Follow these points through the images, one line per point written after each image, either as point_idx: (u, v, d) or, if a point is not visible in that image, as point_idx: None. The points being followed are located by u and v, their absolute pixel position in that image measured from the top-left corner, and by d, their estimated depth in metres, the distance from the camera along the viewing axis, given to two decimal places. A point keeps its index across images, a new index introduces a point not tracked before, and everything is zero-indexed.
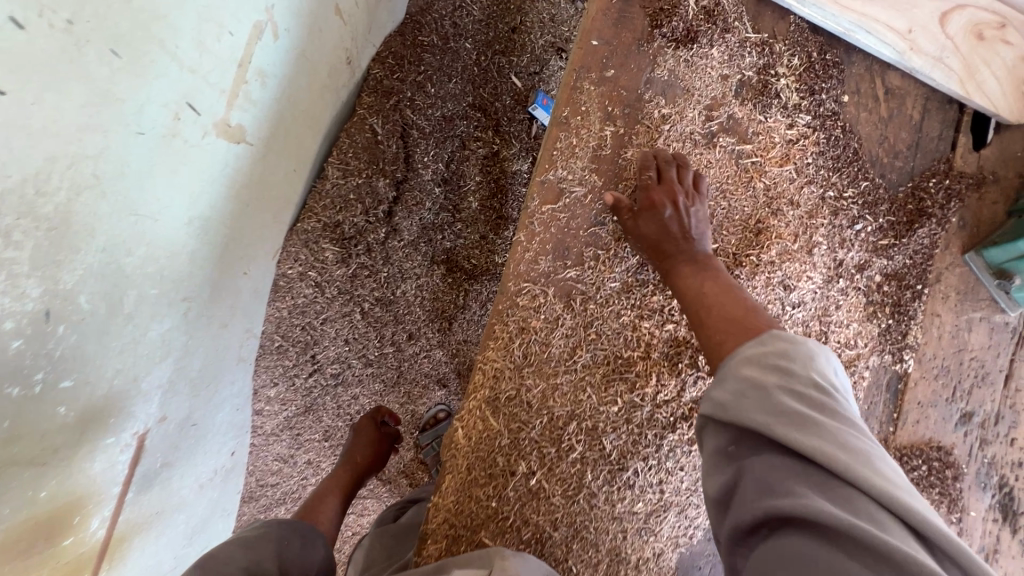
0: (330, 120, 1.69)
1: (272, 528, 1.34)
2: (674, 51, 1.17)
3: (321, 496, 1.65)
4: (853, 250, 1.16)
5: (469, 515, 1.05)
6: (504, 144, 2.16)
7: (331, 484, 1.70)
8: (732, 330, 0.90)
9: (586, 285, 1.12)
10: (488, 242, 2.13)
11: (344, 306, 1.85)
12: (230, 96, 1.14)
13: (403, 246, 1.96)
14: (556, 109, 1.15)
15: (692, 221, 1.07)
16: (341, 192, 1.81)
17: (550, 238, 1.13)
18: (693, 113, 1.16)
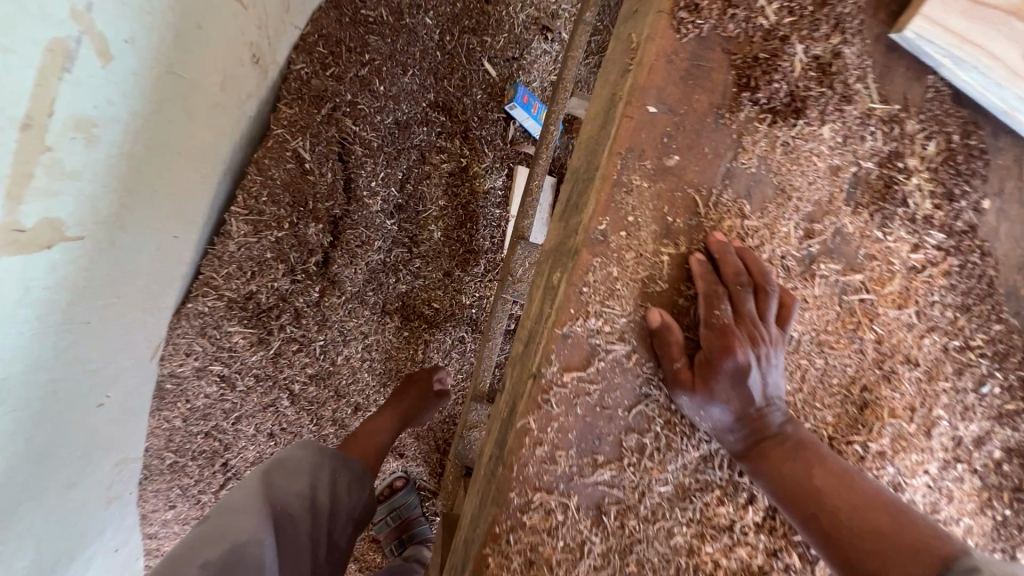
0: (233, 156, 1.18)
1: (304, 462, 1.08)
2: (769, 128, 0.76)
3: (365, 453, 1.21)
4: (976, 422, 0.85)
5: None
6: (475, 154, 1.66)
7: (380, 439, 1.26)
8: (890, 556, 0.58)
9: (625, 491, 0.75)
10: (454, 283, 1.69)
11: (266, 394, 1.37)
12: (13, 184, 0.63)
13: (346, 301, 1.49)
14: (589, 219, 0.73)
15: (772, 377, 0.70)
16: (254, 245, 1.31)
17: (574, 423, 0.74)
18: (789, 226, 0.78)
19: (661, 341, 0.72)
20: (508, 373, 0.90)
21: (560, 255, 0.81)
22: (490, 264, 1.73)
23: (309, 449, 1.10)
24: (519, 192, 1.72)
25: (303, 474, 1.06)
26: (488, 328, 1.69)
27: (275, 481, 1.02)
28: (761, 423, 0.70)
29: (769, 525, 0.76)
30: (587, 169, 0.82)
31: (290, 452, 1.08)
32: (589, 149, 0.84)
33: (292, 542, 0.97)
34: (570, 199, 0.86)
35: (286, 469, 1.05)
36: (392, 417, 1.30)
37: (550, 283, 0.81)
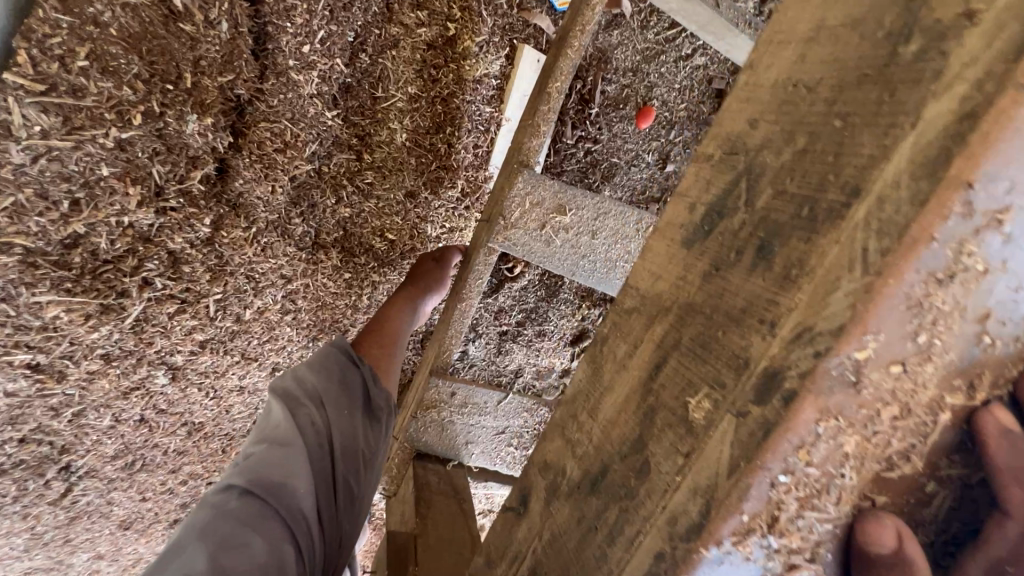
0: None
1: (320, 379, 0.82)
2: None
3: (385, 342, 1.03)
4: None
5: None
6: (467, 19, 1.10)
7: (400, 325, 1.07)
8: None
9: None
10: (418, 213, 1.21)
11: (129, 376, 0.95)
12: None
13: (263, 230, 1.02)
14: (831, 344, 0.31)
15: None
16: (72, 154, 0.74)
17: None
18: None
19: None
20: (538, 493, 0.53)
21: (704, 357, 0.39)
22: (469, 190, 1.24)
23: (327, 364, 0.85)
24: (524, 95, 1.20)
25: (322, 391, 0.81)
26: (459, 279, 1.23)
27: (292, 406, 0.77)
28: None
29: None
30: (801, 181, 0.37)
31: (299, 371, 0.82)
32: (812, 130, 0.38)
33: (325, 482, 0.75)
34: (734, 228, 0.41)
35: (300, 389, 0.80)
36: (409, 300, 1.11)
37: (671, 409, 0.40)
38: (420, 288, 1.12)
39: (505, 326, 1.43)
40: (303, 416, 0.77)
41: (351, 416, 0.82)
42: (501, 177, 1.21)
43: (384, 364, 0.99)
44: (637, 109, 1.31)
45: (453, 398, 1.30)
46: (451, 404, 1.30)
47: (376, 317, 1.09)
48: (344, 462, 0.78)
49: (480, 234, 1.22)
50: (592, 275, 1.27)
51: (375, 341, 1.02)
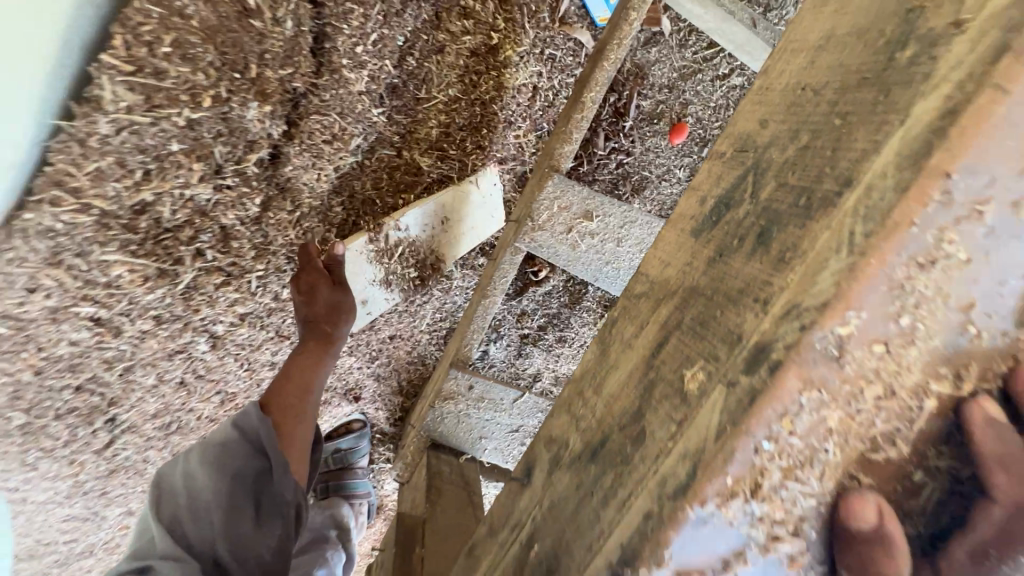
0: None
1: (210, 476, 0.70)
2: None
3: (287, 393, 0.83)
4: None
5: None
6: (509, 31, 1.15)
7: (311, 375, 0.87)
8: None
9: None
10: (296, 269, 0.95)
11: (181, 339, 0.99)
12: None
13: (306, 212, 1.05)
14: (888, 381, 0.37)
15: None
16: (150, 129, 0.80)
17: None
18: None
19: (866, 565, 0.37)
20: (541, 465, 0.56)
21: None
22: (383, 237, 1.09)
23: (221, 453, 0.72)
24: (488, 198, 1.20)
25: (212, 479, 0.69)
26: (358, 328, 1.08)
27: (174, 522, 0.68)
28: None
29: None
30: None
31: (189, 462, 0.72)
32: None
33: None
34: None
35: (186, 481, 0.71)
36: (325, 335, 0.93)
37: None
38: (339, 318, 0.94)
39: (528, 327, 1.42)
40: (181, 533, 0.67)
41: (242, 515, 0.69)
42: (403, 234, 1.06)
43: (289, 430, 0.80)
44: (671, 125, 1.34)
45: (471, 391, 1.34)
46: (468, 396, 1.34)
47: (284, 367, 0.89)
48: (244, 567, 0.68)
49: (508, 235, 1.25)
50: (614, 281, 1.30)
51: (278, 395, 0.83)
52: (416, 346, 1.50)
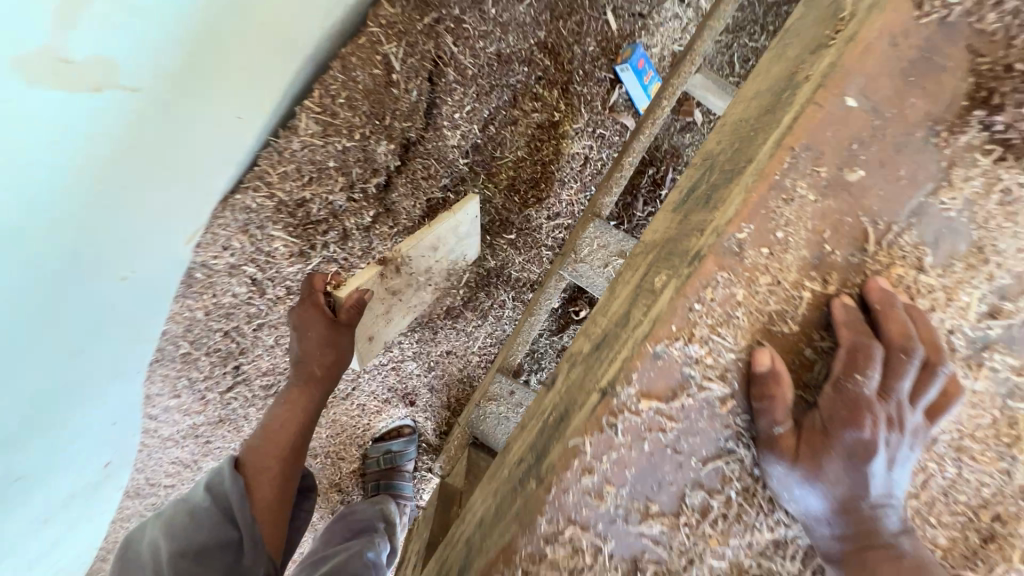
0: (61, 207, 0.63)
1: (178, 543, 0.81)
2: (993, 165, 0.57)
3: (266, 452, 0.93)
4: None
5: None
6: (569, 112, 1.48)
7: (292, 428, 0.97)
8: None
9: (666, 552, 0.62)
10: (301, 314, 1.03)
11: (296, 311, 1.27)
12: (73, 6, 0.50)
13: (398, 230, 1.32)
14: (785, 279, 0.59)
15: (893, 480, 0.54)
16: (321, 148, 1.16)
17: (633, 462, 0.61)
18: (970, 298, 0.60)
19: (763, 390, 0.56)
20: (563, 372, 0.77)
21: None
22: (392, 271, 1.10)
23: (191, 522, 0.83)
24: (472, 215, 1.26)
25: (173, 556, 0.79)
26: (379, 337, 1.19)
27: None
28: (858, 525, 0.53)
29: None
30: None
31: (163, 531, 0.83)
32: None
33: None
34: None
35: (151, 552, 0.81)
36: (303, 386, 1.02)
37: None
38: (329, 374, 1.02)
39: None
40: None
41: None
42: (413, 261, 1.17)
43: (259, 491, 0.89)
44: None
45: (511, 396, 1.51)
46: (507, 400, 1.51)
47: (269, 422, 0.99)
48: None
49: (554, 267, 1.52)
50: None
51: (256, 456, 0.92)
52: (466, 362, 1.71)
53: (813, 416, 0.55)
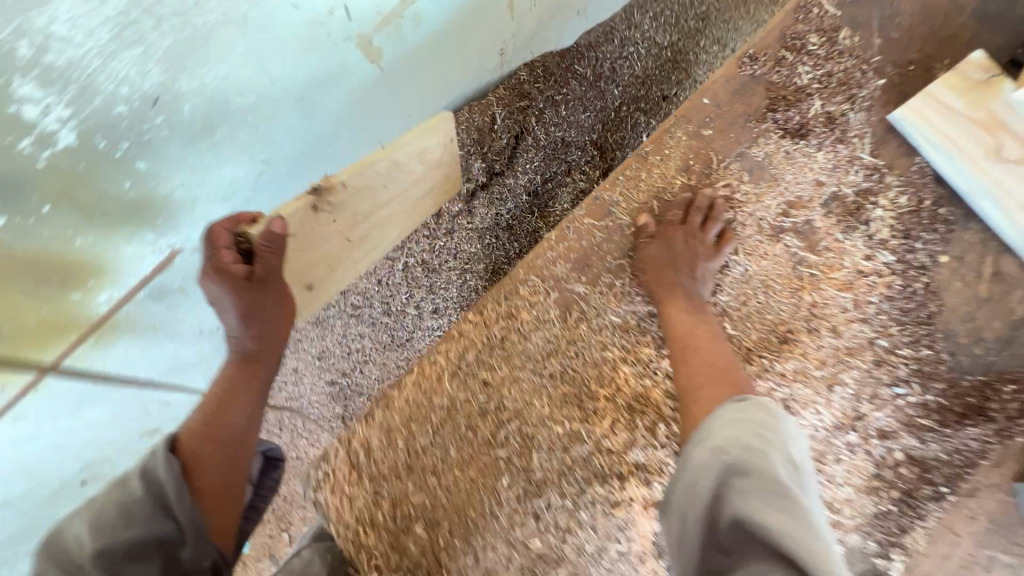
0: (307, 132, 1.04)
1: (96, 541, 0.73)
2: (780, 138, 1.15)
3: (204, 442, 0.89)
4: (882, 411, 1.01)
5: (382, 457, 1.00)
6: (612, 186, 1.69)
7: (231, 411, 0.96)
8: (714, 364, 0.95)
9: (589, 306, 1.09)
10: (215, 282, 0.99)
11: None
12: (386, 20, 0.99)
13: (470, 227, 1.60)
14: (671, 175, 1.16)
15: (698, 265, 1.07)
16: None
17: (577, 250, 1.12)
18: (772, 201, 1.13)
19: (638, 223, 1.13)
20: None
21: None
22: (326, 207, 1.18)
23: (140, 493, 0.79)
24: (443, 162, 1.45)
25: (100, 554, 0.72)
26: (318, 287, 1.34)
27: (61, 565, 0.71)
28: (666, 283, 1.06)
29: None
30: None
31: (79, 524, 0.75)
32: None
33: None
34: None
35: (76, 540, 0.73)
36: (238, 357, 1.05)
37: None
38: (264, 328, 1.06)
39: None
40: None
41: None
42: (349, 195, 1.22)
43: (204, 474, 0.86)
44: None
45: None
46: None
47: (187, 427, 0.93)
48: None
49: None
50: None
51: (194, 441, 0.89)
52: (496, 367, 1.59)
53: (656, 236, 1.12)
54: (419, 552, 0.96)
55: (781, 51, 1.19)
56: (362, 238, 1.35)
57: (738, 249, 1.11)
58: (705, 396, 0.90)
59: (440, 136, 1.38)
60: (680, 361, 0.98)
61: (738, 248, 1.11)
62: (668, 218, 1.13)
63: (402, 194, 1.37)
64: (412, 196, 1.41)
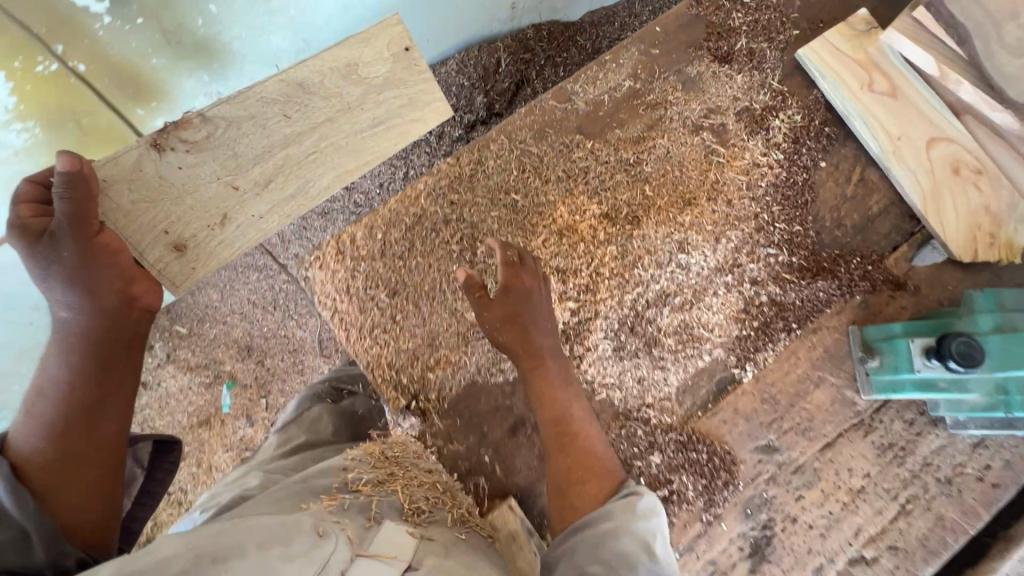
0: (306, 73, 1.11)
1: None
2: (710, 63, 1.46)
3: (45, 399, 0.82)
4: (755, 264, 1.29)
5: (360, 245, 1.27)
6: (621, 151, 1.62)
7: (52, 361, 0.85)
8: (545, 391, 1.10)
9: (540, 162, 1.37)
10: (12, 237, 0.90)
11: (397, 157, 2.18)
12: None
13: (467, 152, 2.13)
14: (622, 78, 1.43)
15: (625, 144, 1.39)
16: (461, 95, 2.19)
17: (537, 121, 1.40)
18: (697, 106, 1.42)
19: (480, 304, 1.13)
20: None
21: None
22: (175, 146, 1.06)
23: None
24: (395, 86, 1.16)
25: None
26: (193, 251, 1.08)
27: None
28: (508, 317, 1.12)
29: (607, 216, 1.31)
30: None
31: None
32: None
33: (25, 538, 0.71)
34: None
35: None
36: (59, 334, 0.88)
37: None
38: (108, 302, 0.91)
39: None
40: None
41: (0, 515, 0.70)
42: (214, 140, 1.08)
43: (37, 475, 0.76)
44: None
45: None
46: None
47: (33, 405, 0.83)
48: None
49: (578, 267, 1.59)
50: None
51: (22, 432, 0.79)
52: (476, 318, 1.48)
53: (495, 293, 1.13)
54: (381, 314, 1.25)
55: (722, 1, 1.50)
56: (262, 186, 1.12)
57: (665, 136, 1.39)
58: (586, 486, 1.01)
59: (379, 55, 1.16)
60: (522, 345, 1.13)
61: (665, 136, 1.39)
62: (613, 108, 1.41)
63: (331, 125, 1.14)
64: (361, 127, 1.16)
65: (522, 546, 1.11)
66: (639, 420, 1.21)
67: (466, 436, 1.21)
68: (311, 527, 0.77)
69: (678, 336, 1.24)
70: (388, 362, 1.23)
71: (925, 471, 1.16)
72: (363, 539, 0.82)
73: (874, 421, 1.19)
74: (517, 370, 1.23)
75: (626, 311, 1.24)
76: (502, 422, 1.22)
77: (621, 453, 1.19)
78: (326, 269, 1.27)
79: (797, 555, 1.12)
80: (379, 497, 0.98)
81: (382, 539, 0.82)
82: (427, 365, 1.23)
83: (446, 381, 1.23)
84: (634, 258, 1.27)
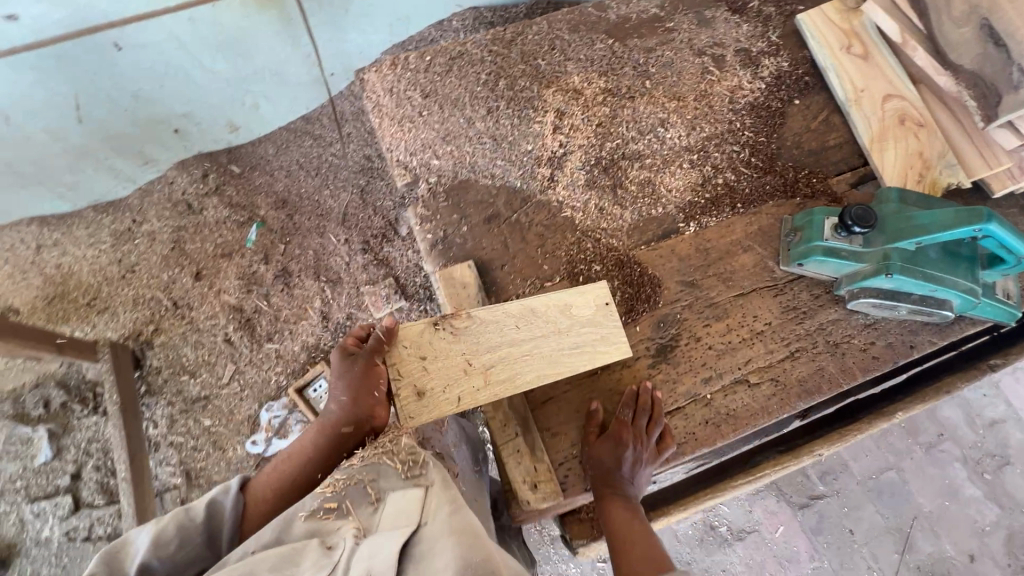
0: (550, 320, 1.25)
1: (197, 525, 1.07)
2: (725, 12, 1.77)
3: (287, 467, 1.28)
4: (718, 155, 1.55)
5: (412, 61, 1.60)
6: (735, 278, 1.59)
7: (305, 444, 1.31)
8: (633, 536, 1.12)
9: (568, 44, 1.68)
10: (334, 355, 1.37)
11: None
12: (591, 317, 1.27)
13: None
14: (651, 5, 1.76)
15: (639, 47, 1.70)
16: None
17: (574, 18, 1.72)
18: (705, 38, 1.72)
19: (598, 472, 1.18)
20: None
21: None
22: (448, 327, 1.24)
23: (206, 520, 1.09)
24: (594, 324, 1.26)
25: (185, 530, 1.04)
26: (428, 400, 1.18)
27: (207, 537, 1.07)
28: (613, 483, 1.17)
29: (610, 90, 1.60)
30: None
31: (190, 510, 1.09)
32: None
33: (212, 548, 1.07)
34: None
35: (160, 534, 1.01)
36: (322, 422, 1.33)
37: None
38: (348, 432, 1.30)
39: None
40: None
41: (214, 544, 1.07)
42: (474, 324, 1.24)
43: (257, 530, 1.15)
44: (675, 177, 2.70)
45: None
46: None
47: (278, 465, 1.28)
48: (212, 545, 1.07)
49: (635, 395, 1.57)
50: None
51: (257, 489, 1.21)
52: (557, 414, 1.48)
53: (607, 434, 1.21)
54: (411, 109, 1.55)
55: None
56: (484, 368, 1.21)
57: (673, 51, 1.70)
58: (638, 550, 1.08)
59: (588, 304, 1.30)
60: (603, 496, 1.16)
61: (673, 51, 1.70)
62: (636, 24, 1.73)
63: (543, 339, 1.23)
64: (566, 345, 1.24)
65: (470, 294, 1.35)
66: (591, 237, 1.45)
67: (449, 215, 1.47)
68: (318, 543, 0.92)
69: (642, 187, 1.50)
70: (406, 147, 1.52)
71: (819, 333, 1.35)
72: (370, 523, 0.98)
73: (786, 287, 1.40)
74: (504, 176, 1.49)
75: (603, 155, 1.51)
76: (480, 213, 1.47)
77: (571, 258, 1.43)
78: (380, 71, 1.59)
79: (692, 364, 1.31)
80: (371, 469, 1.11)
81: (383, 523, 0.97)
82: (434, 155, 1.51)
83: (446, 172, 1.50)
84: (621, 121, 1.55)
